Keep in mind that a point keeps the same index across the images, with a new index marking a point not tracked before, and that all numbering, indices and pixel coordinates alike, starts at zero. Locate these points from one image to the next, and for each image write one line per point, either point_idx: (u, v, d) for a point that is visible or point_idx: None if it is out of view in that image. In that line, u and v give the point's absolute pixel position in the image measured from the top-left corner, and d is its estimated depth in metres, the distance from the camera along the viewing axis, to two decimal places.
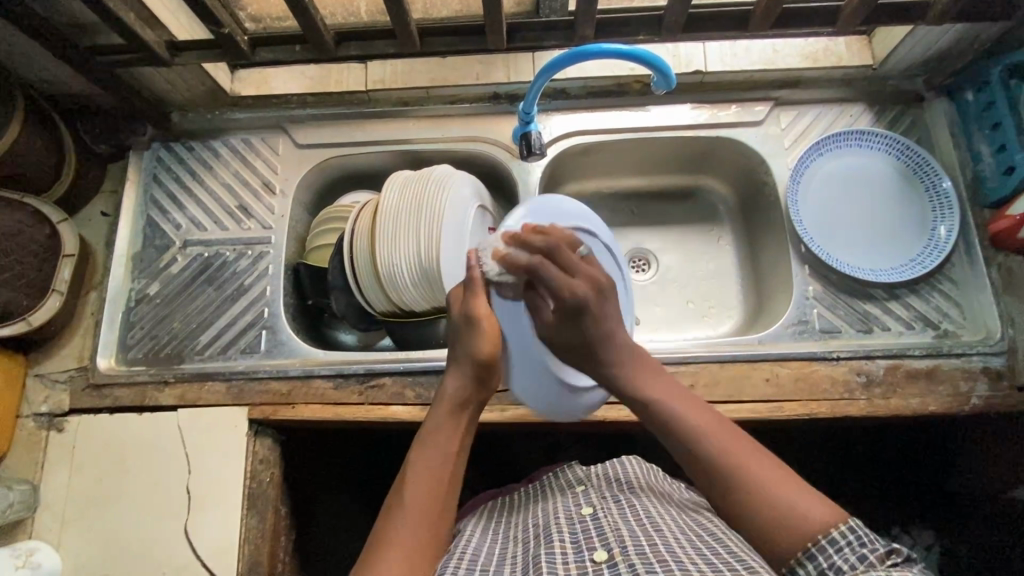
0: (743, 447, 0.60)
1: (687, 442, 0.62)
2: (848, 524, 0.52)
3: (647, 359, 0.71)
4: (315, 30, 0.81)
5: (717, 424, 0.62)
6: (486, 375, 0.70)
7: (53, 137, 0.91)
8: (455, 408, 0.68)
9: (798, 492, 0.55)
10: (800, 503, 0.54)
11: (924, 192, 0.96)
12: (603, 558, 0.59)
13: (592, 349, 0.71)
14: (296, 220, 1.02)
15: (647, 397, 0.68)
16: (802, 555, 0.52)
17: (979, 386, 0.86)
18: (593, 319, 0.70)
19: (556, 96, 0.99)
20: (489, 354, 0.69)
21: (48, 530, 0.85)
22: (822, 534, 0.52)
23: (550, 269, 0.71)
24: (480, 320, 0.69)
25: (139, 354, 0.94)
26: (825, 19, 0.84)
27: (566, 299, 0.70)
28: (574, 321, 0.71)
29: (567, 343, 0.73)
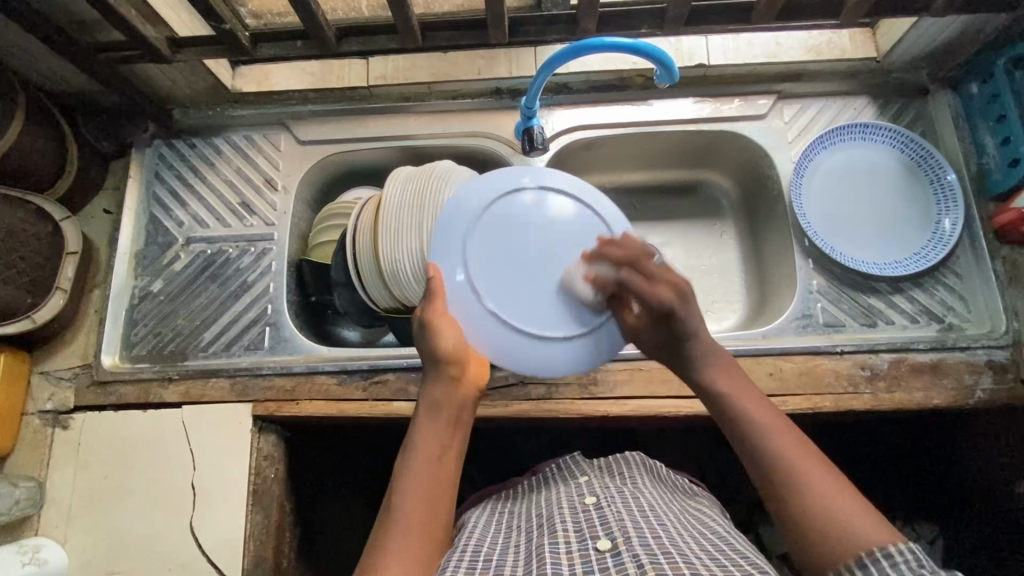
0: (804, 454, 0.59)
1: (752, 439, 0.62)
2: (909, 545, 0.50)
3: (730, 363, 0.70)
4: (316, 26, 0.81)
5: (783, 428, 0.62)
6: (454, 369, 0.68)
7: (55, 135, 0.91)
8: (433, 410, 0.67)
9: (857, 505, 0.54)
10: (857, 518, 0.53)
11: (927, 185, 0.95)
12: (606, 547, 0.59)
13: (676, 349, 0.71)
14: (298, 217, 1.02)
15: (721, 394, 0.67)
16: (853, 564, 0.51)
17: (984, 379, 0.85)
18: (682, 325, 0.69)
19: (558, 90, 0.99)
20: (452, 350, 0.68)
21: (54, 526, 0.86)
22: (877, 548, 0.50)
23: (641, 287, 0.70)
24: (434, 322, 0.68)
25: (143, 351, 0.94)
26: (828, 11, 0.84)
27: (653, 307, 0.69)
28: (666, 329, 0.70)
29: (653, 343, 0.73)
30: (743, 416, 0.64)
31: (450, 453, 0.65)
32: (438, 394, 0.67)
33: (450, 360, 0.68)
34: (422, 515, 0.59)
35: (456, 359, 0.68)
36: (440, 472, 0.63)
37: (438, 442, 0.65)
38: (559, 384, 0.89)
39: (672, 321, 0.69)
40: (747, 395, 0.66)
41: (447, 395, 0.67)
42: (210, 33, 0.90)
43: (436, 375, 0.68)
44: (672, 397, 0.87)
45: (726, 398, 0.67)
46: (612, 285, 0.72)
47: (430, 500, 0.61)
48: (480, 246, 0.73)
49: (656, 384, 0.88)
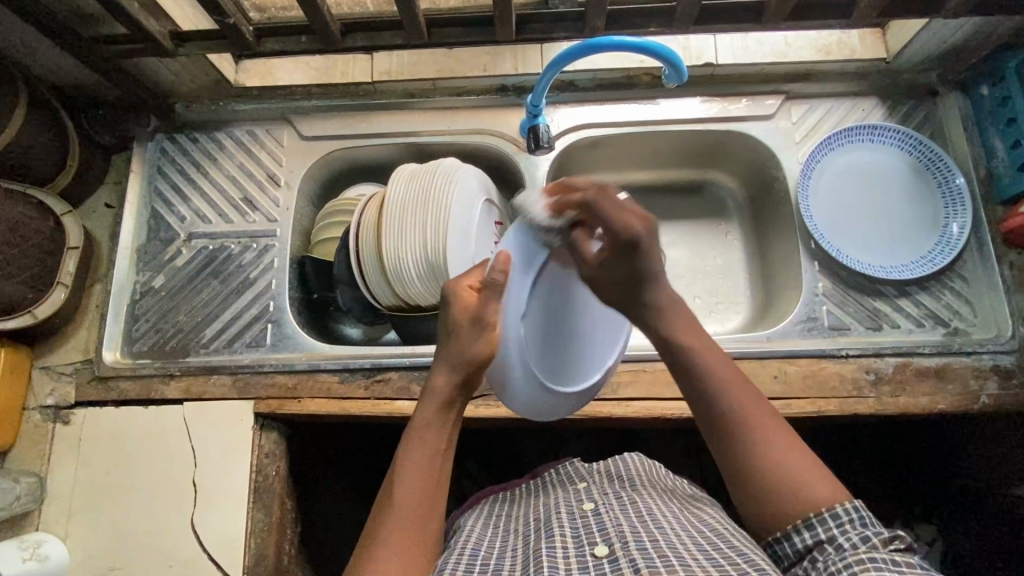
0: (769, 423, 0.61)
1: (710, 399, 0.63)
2: (853, 503, 0.55)
3: (691, 317, 0.68)
4: (321, 20, 0.80)
5: (746, 392, 0.63)
6: (478, 374, 0.67)
7: (57, 129, 0.90)
8: (441, 403, 0.65)
9: (802, 459, 0.58)
10: (810, 479, 0.57)
11: (936, 187, 0.94)
12: (603, 553, 0.59)
13: (636, 286, 0.67)
14: (302, 212, 1.01)
15: (682, 344, 0.66)
16: (801, 523, 0.55)
17: (989, 384, 0.85)
18: (645, 257, 0.66)
19: (565, 88, 0.98)
20: (486, 357, 0.66)
21: (55, 522, 0.85)
22: (826, 509, 0.55)
23: (608, 204, 0.66)
24: (488, 323, 0.66)
25: (144, 347, 0.94)
26: (839, 12, 0.83)
27: (617, 233, 0.65)
28: (627, 256, 0.66)
29: (610, 282, 0.68)
30: (704, 376, 0.64)
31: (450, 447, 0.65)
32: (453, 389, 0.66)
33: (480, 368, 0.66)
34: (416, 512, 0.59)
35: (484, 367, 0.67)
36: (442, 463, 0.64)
37: (441, 436, 0.64)
38: None
39: (636, 255, 0.66)
40: (706, 350, 0.66)
41: (463, 392, 0.67)
42: (213, 27, 0.89)
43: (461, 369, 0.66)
44: (675, 399, 0.87)
45: (688, 350, 0.66)
46: (576, 208, 0.68)
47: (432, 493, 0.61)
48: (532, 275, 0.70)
49: (660, 386, 0.88)
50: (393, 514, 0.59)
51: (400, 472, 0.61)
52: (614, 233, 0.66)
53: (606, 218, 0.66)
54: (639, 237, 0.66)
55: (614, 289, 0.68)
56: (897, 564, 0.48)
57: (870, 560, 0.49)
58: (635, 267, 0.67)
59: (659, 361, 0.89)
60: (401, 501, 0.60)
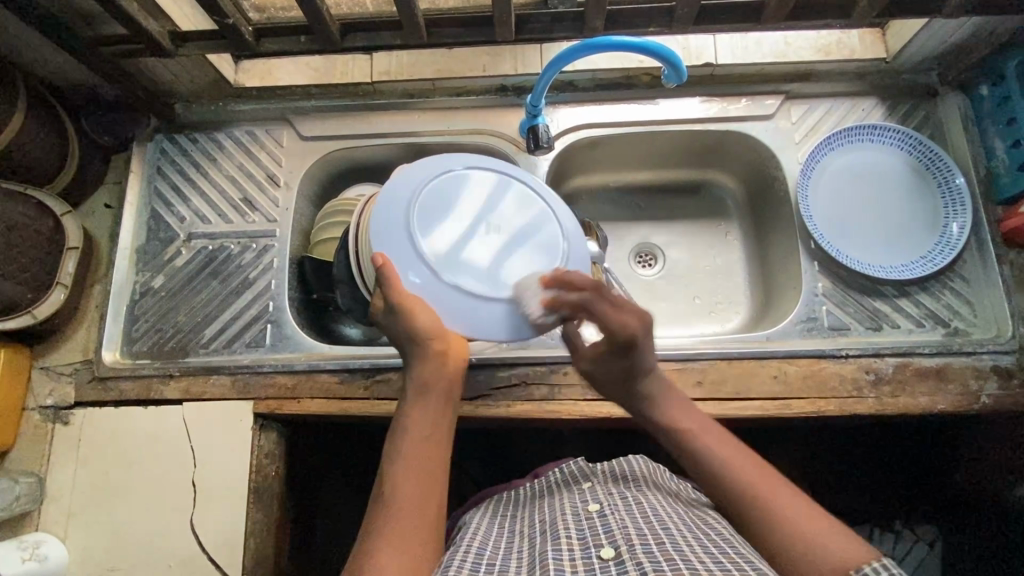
0: (772, 484, 0.59)
1: (709, 472, 0.62)
2: (882, 560, 0.49)
3: (687, 403, 0.70)
4: (320, 21, 0.80)
5: (743, 457, 0.62)
6: (437, 347, 0.65)
7: (55, 129, 0.90)
8: (418, 391, 0.64)
9: (823, 522, 0.54)
10: (829, 536, 0.53)
11: (936, 187, 0.94)
12: (610, 555, 0.58)
13: (629, 380, 0.71)
14: (301, 213, 1.01)
15: (680, 428, 0.67)
16: None
17: (989, 384, 0.85)
18: (639, 354, 0.69)
19: (564, 88, 0.98)
20: (431, 330, 0.65)
21: (54, 522, 0.85)
22: (855, 568, 0.50)
23: (604, 305, 0.67)
24: (404, 302, 0.65)
25: (144, 347, 0.94)
26: (838, 12, 0.83)
27: (613, 334, 0.67)
28: (624, 356, 0.69)
29: (609, 372, 0.73)
30: (700, 451, 0.64)
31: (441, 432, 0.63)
32: (425, 377, 0.65)
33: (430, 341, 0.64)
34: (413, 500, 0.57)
35: (438, 338, 0.65)
36: (432, 452, 0.61)
37: (424, 421, 0.63)
38: (560, 384, 0.88)
39: (632, 353, 0.69)
40: (703, 432, 0.66)
41: (432, 375, 0.64)
42: (212, 27, 0.89)
43: (420, 355, 0.65)
44: None
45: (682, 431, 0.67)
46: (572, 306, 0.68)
47: (426, 484, 0.59)
48: (422, 213, 0.71)
49: None
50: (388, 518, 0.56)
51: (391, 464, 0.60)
52: (613, 335, 0.68)
53: (603, 320, 0.68)
54: (635, 336, 0.67)
55: (615, 378, 0.72)
56: None
57: None
58: (632, 366, 0.70)
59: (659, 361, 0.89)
60: (395, 490, 0.58)
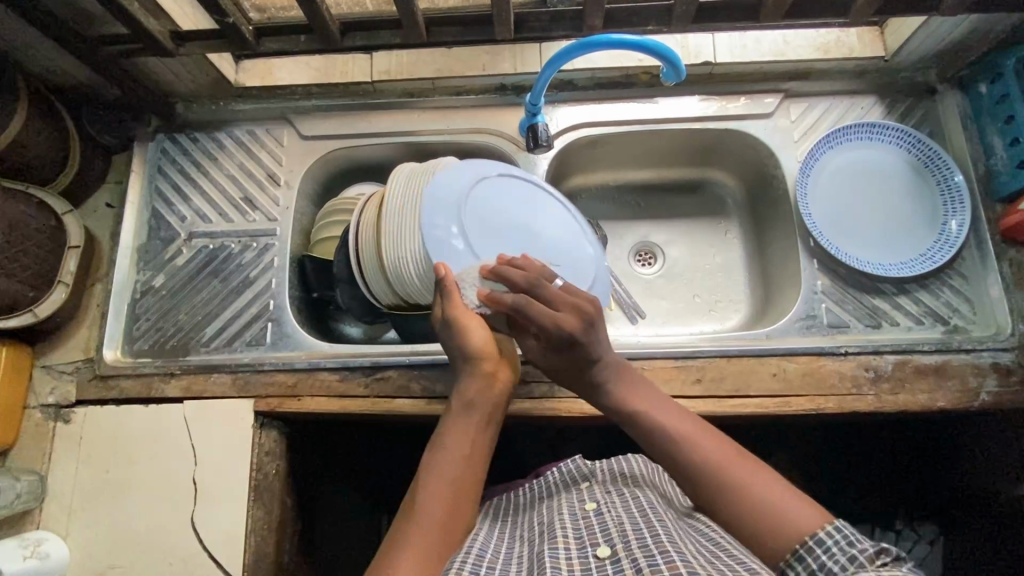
0: (731, 457, 0.61)
1: (671, 452, 0.64)
2: (836, 524, 0.52)
3: (645, 387, 0.72)
4: (320, 20, 0.80)
5: (702, 431, 0.64)
6: (486, 368, 0.72)
7: (56, 129, 0.90)
8: (463, 406, 0.71)
9: (784, 493, 0.56)
10: (784, 505, 0.55)
11: (935, 185, 0.95)
12: (606, 554, 0.59)
13: (581, 372, 0.73)
14: (301, 212, 1.02)
15: (636, 411, 0.69)
16: (790, 557, 0.52)
17: (989, 381, 0.85)
18: (586, 349, 0.72)
19: (563, 87, 0.98)
20: (482, 348, 0.73)
21: (56, 520, 0.86)
22: (808, 535, 0.52)
23: (538, 307, 0.72)
24: (458, 320, 0.73)
25: (145, 346, 0.94)
26: (836, 10, 0.83)
27: (553, 333, 0.72)
28: (566, 351, 0.73)
29: (556, 365, 0.75)
30: (662, 429, 0.66)
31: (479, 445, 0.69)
32: (472, 393, 0.71)
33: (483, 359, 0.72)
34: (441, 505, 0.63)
35: (488, 359, 0.73)
36: (466, 462, 0.67)
37: (467, 436, 0.69)
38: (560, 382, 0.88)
39: (576, 349, 0.72)
40: (665, 412, 0.68)
41: (479, 393, 0.71)
42: (212, 27, 0.89)
43: (471, 371, 0.73)
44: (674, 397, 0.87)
45: (641, 414, 0.69)
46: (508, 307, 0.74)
47: (455, 494, 0.64)
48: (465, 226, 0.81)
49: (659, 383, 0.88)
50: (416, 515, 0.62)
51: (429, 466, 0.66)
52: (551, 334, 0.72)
53: (537, 320, 0.72)
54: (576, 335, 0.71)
55: (567, 372, 0.75)
56: None
57: None
58: (577, 360, 0.73)
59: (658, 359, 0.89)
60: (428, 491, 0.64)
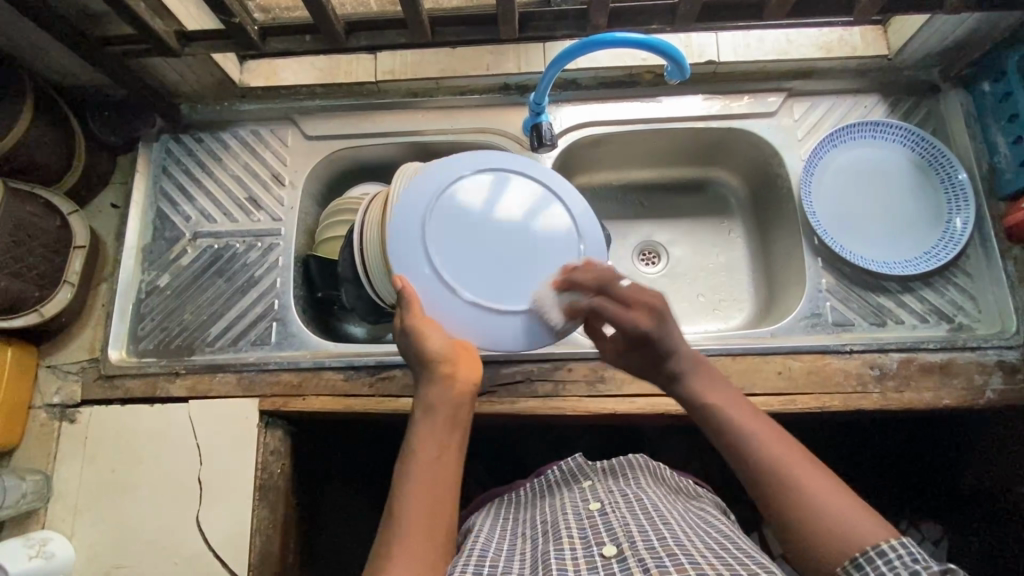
0: (800, 459, 0.59)
1: (739, 445, 0.62)
2: (901, 539, 0.51)
3: (718, 377, 0.70)
4: (326, 19, 0.81)
5: (771, 431, 0.62)
6: (447, 369, 0.66)
7: (63, 130, 0.91)
8: (426, 411, 0.65)
9: (851, 505, 0.54)
10: (849, 515, 0.53)
11: (938, 183, 0.95)
12: (612, 553, 0.58)
13: (658, 367, 0.72)
14: (306, 212, 1.02)
15: (705, 403, 0.67)
16: (849, 564, 0.51)
17: (994, 379, 0.85)
18: (659, 346, 0.71)
19: (567, 87, 0.99)
20: (438, 351, 0.67)
21: (61, 520, 0.86)
22: (871, 545, 0.51)
23: (611, 310, 0.73)
24: (414, 328, 0.69)
25: (149, 345, 0.94)
26: (840, 8, 0.83)
27: (627, 331, 0.72)
28: (642, 348, 0.72)
29: (637, 364, 0.75)
30: (733, 423, 0.64)
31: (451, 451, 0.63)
32: (431, 396, 0.65)
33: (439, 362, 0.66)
34: (420, 517, 0.57)
35: (445, 360, 0.67)
36: (438, 473, 0.61)
37: (434, 440, 0.63)
38: (565, 381, 0.88)
39: (649, 344, 0.71)
40: (736, 405, 0.66)
41: (438, 395, 0.65)
42: (217, 27, 0.89)
43: (429, 377, 0.67)
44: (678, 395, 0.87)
45: (711, 406, 0.67)
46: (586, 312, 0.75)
47: (433, 511, 0.58)
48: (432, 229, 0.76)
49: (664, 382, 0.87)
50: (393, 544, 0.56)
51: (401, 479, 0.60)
52: (626, 333, 0.72)
53: (611, 320, 0.73)
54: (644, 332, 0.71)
55: (646, 369, 0.74)
56: None
57: None
58: (654, 357, 0.72)
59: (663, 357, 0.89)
60: (404, 504, 0.58)
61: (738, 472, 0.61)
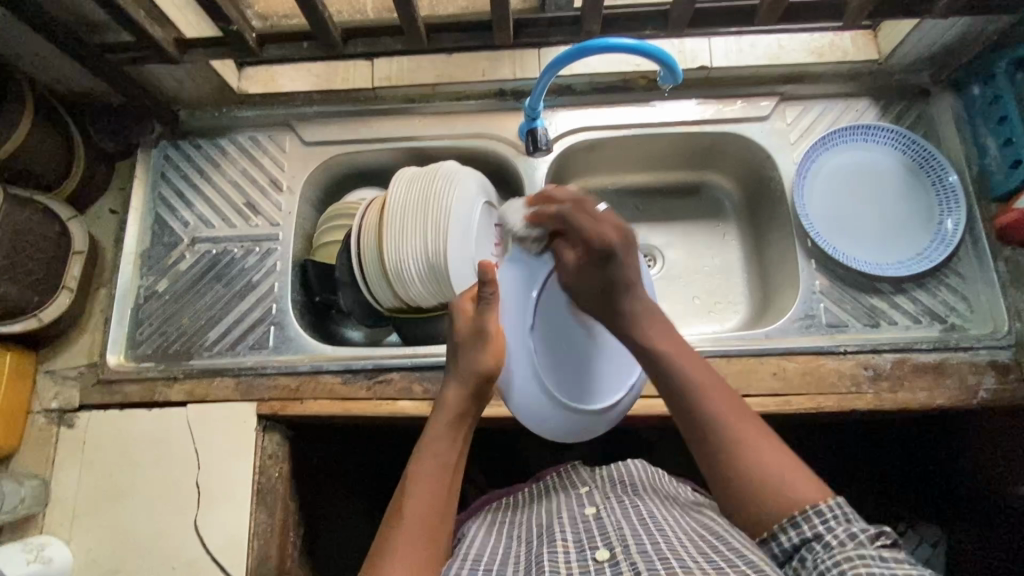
0: (740, 416, 0.63)
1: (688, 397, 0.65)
2: (837, 500, 0.55)
3: (669, 326, 0.72)
4: (323, 27, 0.82)
5: (713, 384, 0.66)
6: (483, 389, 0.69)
7: (62, 137, 0.92)
8: (450, 417, 0.67)
9: (789, 466, 0.59)
10: (789, 475, 0.58)
11: (930, 185, 0.96)
12: (604, 556, 0.59)
13: (612, 295, 0.72)
14: (303, 217, 1.02)
15: (659, 354, 0.69)
16: (787, 521, 0.55)
17: (987, 379, 0.86)
18: (622, 265, 0.72)
19: (562, 92, 1.00)
20: (491, 369, 0.69)
21: (59, 525, 0.86)
22: (809, 506, 0.55)
23: (584, 217, 0.73)
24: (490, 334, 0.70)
25: (148, 351, 0.95)
26: (830, 14, 0.85)
27: (597, 244, 0.72)
28: (603, 265, 0.72)
29: (591, 291, 0.74)
30: (678, 373, 0.67)
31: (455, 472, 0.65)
32: (456, 404, 0.68)
33: (486, 380, 0.69)
34: (428, 521, 0.60)
35: (490, 379, 0.69)
36: (443, 490, 0.63)
37: (452, 451, 0.66)
38: None
39: (613, 262, 0.72)
40: (683, 355, 0.68)
41: (463, 405, 0.68)
42: (216, 34, 0.90)
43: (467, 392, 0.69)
44: None
45: (661, 355, 0.69)
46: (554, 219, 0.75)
47: (435, 511, 0.61)
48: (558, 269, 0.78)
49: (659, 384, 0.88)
50: (393, 546, 0.57)
51: (413, 479, 0.63)
52: (592, 246, 0.72)
53: (582, 231, 0.73)
54: (615, 253, 0.72)
55: (598, 303, 0.73)
56: (886, 560, 0.49)
57: (859, 556, 0.49)
58: (611, 276, 0.72)
59: None
60: (413, 506, 0.61)
61: (682, 425, 0.65)
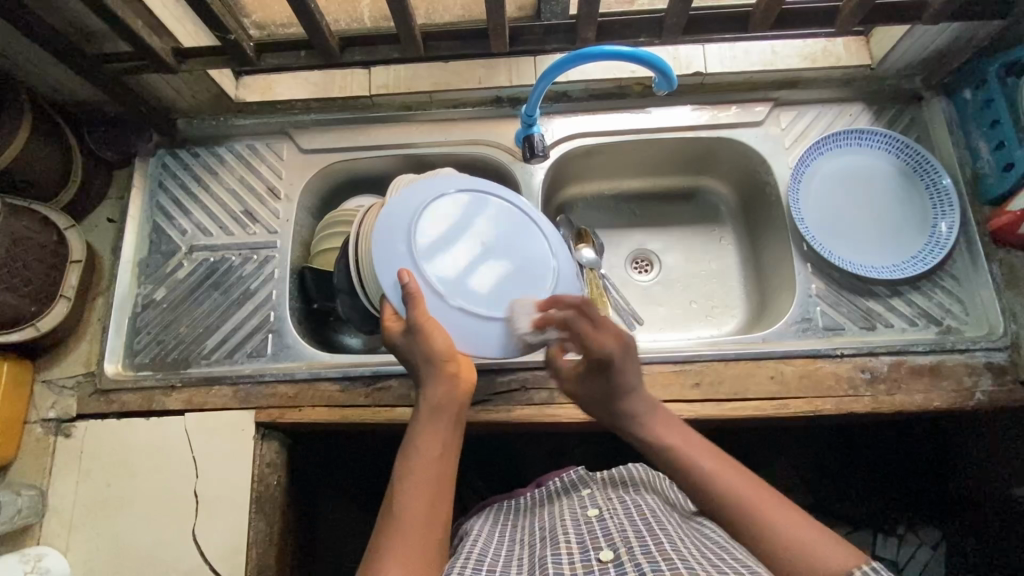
0: (756, 492, 0.59)
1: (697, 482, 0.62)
2: (871, 564, 0.51)
3: (667, 417, 0.71)
4: (321, 36, 0.82)
5: (718, 463, 0.63)
6: (451, 370, 0.67)
7: (60, 147, 0.92)
8: (431, 413, 0.66)
9: (818, 534, 0.55)
10: (817, 543, 0.54)
11: (923, 189, 0.96)
12: (608, 557, 0.59)
13: (614, 399, 0.72)
14: (301, 225, 1.03)
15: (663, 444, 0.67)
16: None
17: (983, 381, 0.86)
18: (619, 373, 0.71)
19: (558, 99, 1.00)
20: (446, 350, 0.67)
21: (56, 536, 0.85)
22: (846, 572, 0.51)
23: (588, 328, 0.72)
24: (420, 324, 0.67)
25: (145, 359, 0.94)
26: (822, 21, 0.86)
27: (593, 355, 0.71)
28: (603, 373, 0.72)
29: (590, 394, 0.75)
30: (685, 461, 0.64)
31: (449, 457, 0.64)
32: (436, 397, 0.66)
33: (445, 362, 0.67)
34: (420, 523, 0.58)
35: (451, 359, 0.67)
36: (436, 485, 0.61)
37: (439, 442, 0.64)
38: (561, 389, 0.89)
39: (611, 372, 0.71)
40: (688, 444, 0.66)
41: (443, 396, 0.66)
42: (212, 42, 0.91)
43: (433, 376, 0.67)
44: (673, 401, 0.86)
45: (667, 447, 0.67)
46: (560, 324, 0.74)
47: (429, 509, 0.59)
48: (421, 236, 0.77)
49: (656, 388, 0.87)
50: (387, 550, 0.56)
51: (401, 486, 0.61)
52: (591, 356, 0.71)
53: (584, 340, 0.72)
54: (614, 360, 0.70)
55: (597, 401, 0.74)
56: None
57: None
58: (612, 384, 0.72)
59: (657, 363, 0.88)
60: (404, 513, 0.58)
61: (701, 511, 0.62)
